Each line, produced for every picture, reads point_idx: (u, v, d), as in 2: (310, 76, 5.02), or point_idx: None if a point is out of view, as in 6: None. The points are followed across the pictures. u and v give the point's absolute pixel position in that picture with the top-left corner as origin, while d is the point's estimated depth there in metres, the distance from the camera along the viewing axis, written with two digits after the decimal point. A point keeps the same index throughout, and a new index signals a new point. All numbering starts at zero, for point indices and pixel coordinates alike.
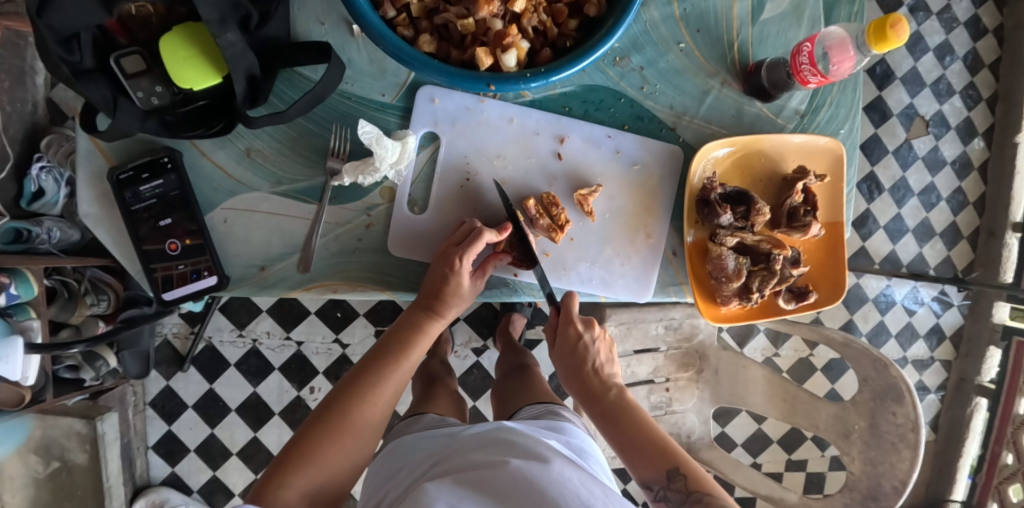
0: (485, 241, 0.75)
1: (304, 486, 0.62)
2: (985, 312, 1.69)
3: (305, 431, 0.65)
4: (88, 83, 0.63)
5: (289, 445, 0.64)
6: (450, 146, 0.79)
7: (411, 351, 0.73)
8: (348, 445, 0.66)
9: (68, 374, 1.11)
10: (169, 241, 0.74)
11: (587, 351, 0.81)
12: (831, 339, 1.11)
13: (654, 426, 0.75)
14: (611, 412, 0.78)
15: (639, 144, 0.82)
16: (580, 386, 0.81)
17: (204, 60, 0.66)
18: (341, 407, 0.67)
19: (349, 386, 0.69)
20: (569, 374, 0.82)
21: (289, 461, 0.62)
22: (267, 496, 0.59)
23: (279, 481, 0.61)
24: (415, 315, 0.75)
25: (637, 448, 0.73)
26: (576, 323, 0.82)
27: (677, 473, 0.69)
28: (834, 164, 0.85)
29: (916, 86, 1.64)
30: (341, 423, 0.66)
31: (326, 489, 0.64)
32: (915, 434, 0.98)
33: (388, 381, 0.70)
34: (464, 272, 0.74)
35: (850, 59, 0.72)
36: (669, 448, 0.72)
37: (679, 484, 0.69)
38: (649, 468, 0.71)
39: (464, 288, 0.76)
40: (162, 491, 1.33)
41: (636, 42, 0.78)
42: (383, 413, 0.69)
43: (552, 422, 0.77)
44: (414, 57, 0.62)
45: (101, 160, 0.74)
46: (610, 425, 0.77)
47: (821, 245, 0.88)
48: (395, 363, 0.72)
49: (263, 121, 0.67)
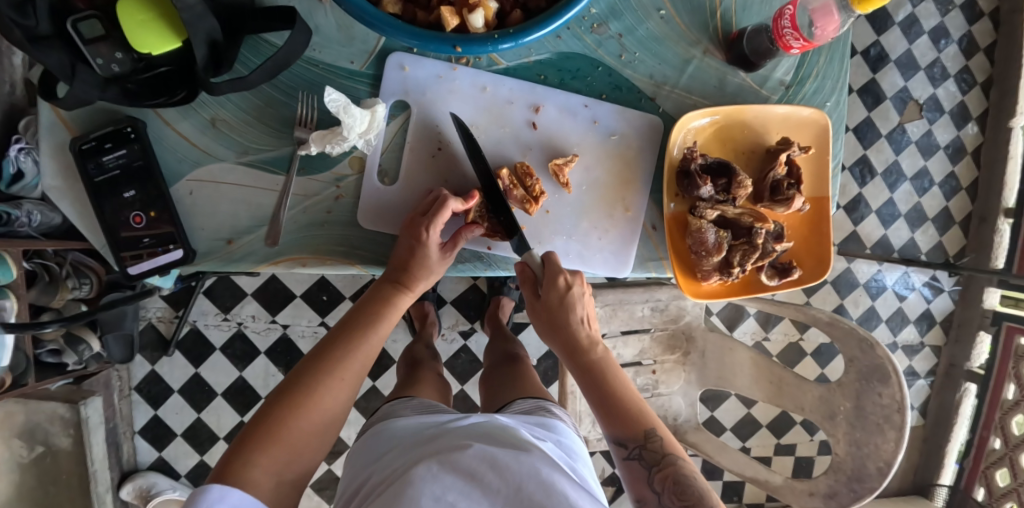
0: (450, 210, 0.74)
1: (270, 465, 0.60)
2: (975, 297, 1.68)
3: (270, 405, 0.63)
4: (43, 49, 0.59)
5: (253, 422, 0.63)
6: (420, 115, 0.77)
7: (379, 325, 0.71)
8: (315, 422, 0.64)
9: (51, 359, 1.08)
10: (134, 214, 0.72)
11: (574, 304, 0.77)
12: (818, 320, 1.10)
13: (631, 386, 0.75)
14: (593, 369, 0.75)
15: (617, 114, 0.80)
16: (558, 337, 0.77)
17: (163, 23, 0.62)
18: (305, 382, 0.65)
19: (315, 360, 0.67)
20: (550, 326, 0.77)
21: (254, 436, 0.61)
22: (230, 475, 0.58)
23: (244, 459, 0.59)
24: (382, 288, 0.74)
25: (616, 406, 0.72)
26: (565, 275, 0.76)
27: (654, 436, 0.70)
28: (819, 135, 0.83)
29: (910, 70, 1.62)
30: (307, 399, 0.64)
31: (293, 466, 0.62)
32: (900, 415, 0.97)
33: (355, 356, 0.68)
34: (431, 242, 0.73)
35: (834, 22, 0.70)
36: (645, 409, 0.73)
37: (654, 447, 0.70)
38: (624, 425, 0.71)
39: (431, 258, 0.74)
40: (149, 476, 1.32)
41: (615, 8, 0.76)
42: (350, 389, 0.68)
43: (542, 418, 0.75)
44: (377, 18, 0.61)
45: (64, 132, 0.71)
46: (591, 382, 0.74)
47: (806, 220, 0.86)
48: (362, 337, 0.70)
49: (225, 86, 0.64)
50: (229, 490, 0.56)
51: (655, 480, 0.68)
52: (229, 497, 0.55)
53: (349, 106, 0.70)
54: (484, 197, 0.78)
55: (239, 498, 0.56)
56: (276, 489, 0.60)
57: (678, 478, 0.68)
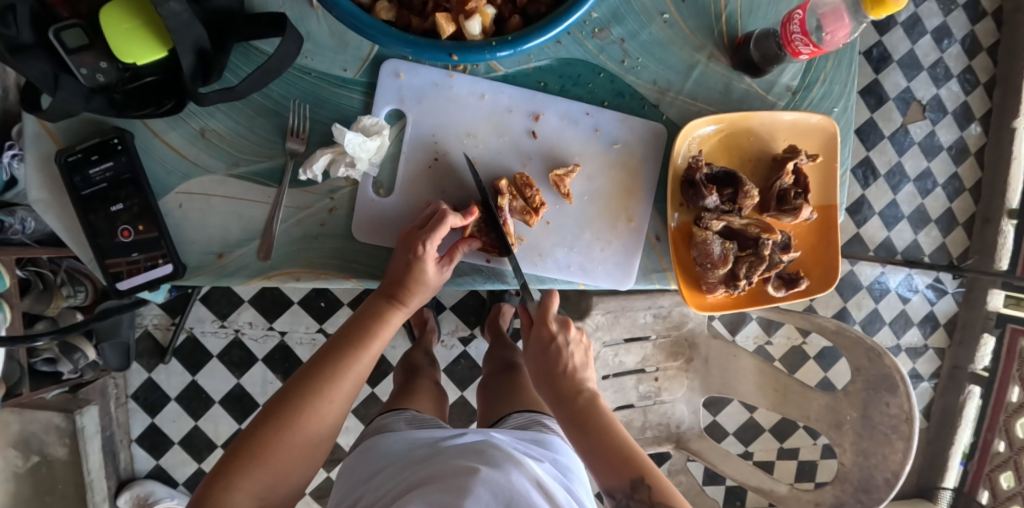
0: (448, 226, 0.71)
1: (252, 488, 0.58)
2: (980, 299, 1.66)
3: (255, 425, 0.61)
4: (26, 60, 0.58)
5: (238, 443, 0.61)
6: (417, 125, 0.75)
7: (371, 341, 0.69)
8: (300, 445, 0.62)
9: (46, 368, 1.07)
10: (122, 228, 0.69)
11: (561, 352, 0.75)
12: (823, 327, 1.08)
13: (623, 431, 0.69)
14: (580, 417, 0.70)
15: (620, 122, 0.78)
16: (549, 388, 0.74)
17: (149, 32, 0.60)
18: (292, 402, 0.63)
19: (304, 380, 0.65)
20: (540, 373, 0.75)
21: (237, 459, 0.59)
22: (210, 498, 0.56)
23: (225, 481, 0.57)
24: (376, 302, 0.71)
25: (602, 453, 0.67)
26: (551, 322, 0.76)
27: (641, 483, 0.65)
28: (827, 143, 0.80)
29: (913, 70, 1.60)
30: (293, 421, 0.62)
31: (276, 490, 0.60)
32: (908, 425, 0.94)
33: (345, 375, 0.66)
34: (427, 258, 0.71)
35: (845, 27, 0.68)
36: (638, 456, 0.67)
37: (643, 496, 0.64)
38: (611, 475, 0.66)
39: (426, 275, 0.72)
40: (147, 484, 1.30)
41: (617, 13, 0.74)
42: (338, 409, 0.65)
43: (538, 434, 0.73)
44: (372, 26, 0.59)
45: (50, 143, 0.69)
46: (578, 432, 0.69)
47: (814, 229, 0.84)
48: (354, 354, 0.68)
49: (214, 97, 0.62)
50: None
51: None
52: None
53: (366, 143, 0.71)
54: (485, 212, 0.76)
55: None
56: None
57: None
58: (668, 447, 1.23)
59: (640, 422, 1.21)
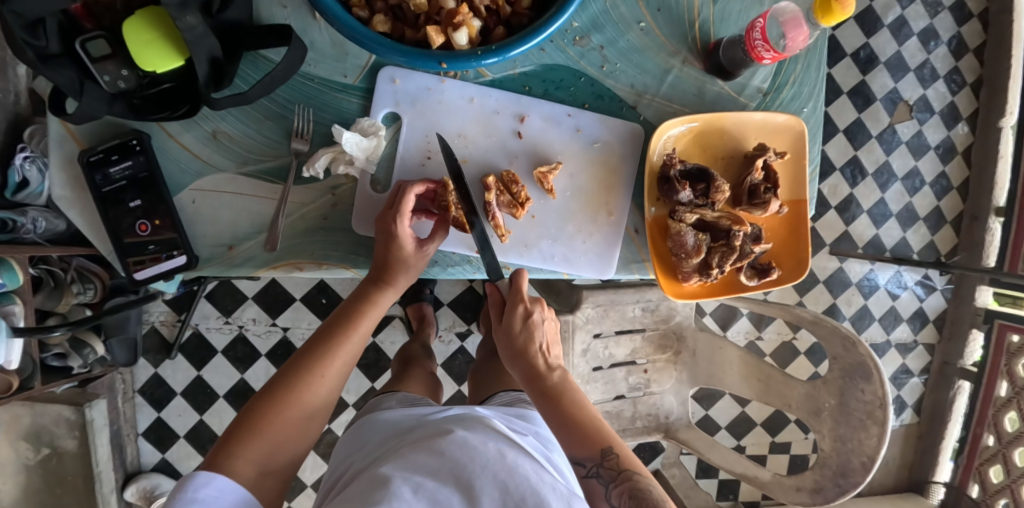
0: (412, 196, 0.76)
1: (254, 457, 0.63)
2: (968, 295, 1.71)
3: (254, 402, 0.67)
4: (55, 68, 0.63)
5: (239, 418, 0.66)
6: (413, 126, 0.81)
7: (361, 322, 0.75)
8: (296, 416, 0.67)
9: (56, 363, 1.11)
10: (140, 222, 0.75)
11: (533, 330, 0.78)
12: (803, 318, 1.13)
13: (591, 408, 0.74)
14: (553, 392, 0.74)
15: (600, 123, 0.83)
16: (521, 364, 0.77)
17: (168, 43, 0.66)
18: (288, 380, 0.69)
19: (299, 360, 0.71)
20: (511, 353, 0.78)
21: (238, 432, 0.64)
22: (215, 465, 0.62)
23: (228, 451, 0.63)
24: (363, 287, 0.77)
25: (574, 425, 0.71)
26: (524, 299, 0.78)
27: (610, 452, 0.69)
28: (795, 141, 0.86)
29: (901, 71, 1.65)
30: (289, 395, 0.67)
31: (277, 458, 0.65)
32: (882, 411, 0.99)
33: (336, 353, 0.72)
34: (405, 237, 0.76)
35: (803, 33, 0.73)
36: (603, 428, 0.71)
37: (611, 463, 0.68)
38: (582, 445, 0.69)
39: (408, 254, 0.77)
40: (153, 478, 1.35)
41: (597, 21, 0.80)
42: (330, 385, 0.71)
43: (521, 410, 0.81)
44: (368, 37, 0.65)
45: (73, 144, 0.74)
46: (552, 404, 0.73)
47: (784, 223, 0.89)
48: (344, 334, 0.73)
49: (226, 101, 0.68)
50: (212, 477, 0.60)
51: (612, 496, 0.65)
52: (213, 483, 0.59)
53: (362, 142, 0.76)
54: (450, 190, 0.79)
55: (223, 482, 0.60)
56: (258, 480, 0.63)
57: (634, 492, 0.65)
58: (658, 437, 1.28)
59: (630, 413, 1.26)
